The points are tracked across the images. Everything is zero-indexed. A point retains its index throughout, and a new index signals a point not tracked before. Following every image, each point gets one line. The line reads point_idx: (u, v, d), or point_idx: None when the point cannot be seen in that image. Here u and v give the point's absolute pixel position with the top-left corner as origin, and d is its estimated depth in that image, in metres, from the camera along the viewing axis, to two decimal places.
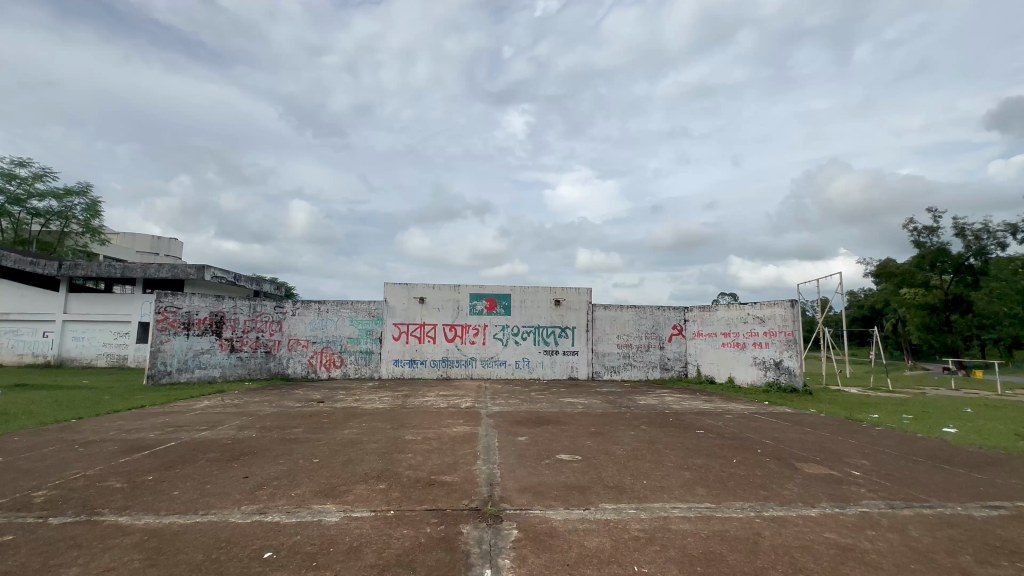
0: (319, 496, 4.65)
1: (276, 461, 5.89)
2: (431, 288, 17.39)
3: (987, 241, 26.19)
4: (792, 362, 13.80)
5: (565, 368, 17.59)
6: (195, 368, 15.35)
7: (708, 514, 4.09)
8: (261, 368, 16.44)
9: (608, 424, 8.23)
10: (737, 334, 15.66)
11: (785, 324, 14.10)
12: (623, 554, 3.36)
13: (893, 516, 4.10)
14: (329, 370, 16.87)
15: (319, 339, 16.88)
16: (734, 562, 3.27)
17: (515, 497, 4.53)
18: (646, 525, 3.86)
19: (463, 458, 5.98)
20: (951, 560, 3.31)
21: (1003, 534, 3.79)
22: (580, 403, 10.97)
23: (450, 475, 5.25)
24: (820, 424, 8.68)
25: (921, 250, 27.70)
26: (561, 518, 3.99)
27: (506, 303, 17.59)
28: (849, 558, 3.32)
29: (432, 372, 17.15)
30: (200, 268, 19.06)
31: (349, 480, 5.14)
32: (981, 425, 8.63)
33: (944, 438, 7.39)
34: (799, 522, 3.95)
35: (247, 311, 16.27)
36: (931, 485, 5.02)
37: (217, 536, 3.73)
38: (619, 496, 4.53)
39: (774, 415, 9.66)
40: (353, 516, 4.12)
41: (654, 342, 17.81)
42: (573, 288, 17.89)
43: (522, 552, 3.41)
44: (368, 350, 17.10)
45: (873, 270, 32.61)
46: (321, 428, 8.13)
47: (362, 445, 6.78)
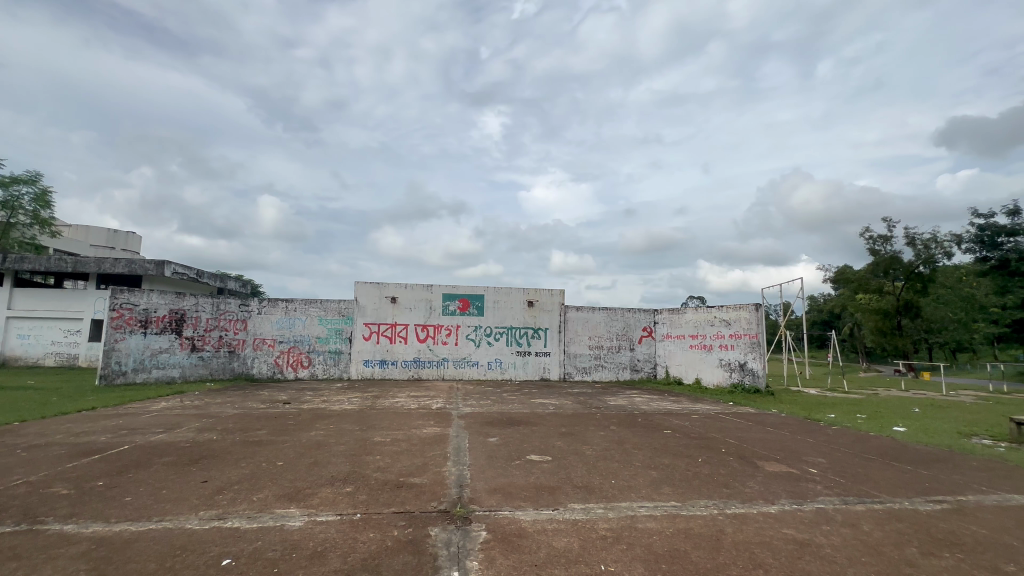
0: (282, 500, 4.50)
1: (238, 465, 5.69)
2: (403, 287, 17.18)
3: (936, 250, 27.54)
4: (755, 364, 14.29)
5: (537, 369, 17.68)
6: (152, 368, 14.68)
7: (673, 513, 4.18)
8: (223, 368, 15.85)
9: (578, 424, 8.34)
10: (704, 336, 16.08)
11: (750, 326, 14.59)
12: (589, 554, 3.39)
13: (847, 512, 4.28)
14: (296, 371, 16.43)
15: (286, 338, 16.43)
16: (697, 559, 3.34)
17: (484, 498, 4.52)
18: (614, 525, 3.91)
19: (433, 459, 5.94)
20: (898, 553, 3.47)
21: (946, 527, 4.01)
22: (551, 404, 11.06)
23: (419, 477, 5.20)
24: (781, 424, 8.98)
25: (876, 258, 28.96)
26: (530, 519, 4.00)
27: (479, 304, 17.52)
28: (806, 553, 3.45)
29: (403, 373, 16.93)
30: (160, 263, 18.25)
31: (315, 483, 5.02)
32: (929, 425, 9.10)
33: (894, 437, 7.73)
34: (759, 519, 4.07)
35: (209, 309, 15.66)
36: (883, 481, 5.27)
37: (172, 544, 3.57)
38: (588, 496, 4.57)
39: (738, 415, 9.95)
40: (318, 521, 4.02)
41: (625, 342, 18.09)
42: (546, 289, 17.98)
43: (490, 554, 3.39)
44: (337, 350, 16.75)
45: (832, 276, 33.97)
46: (285, 429, 7.89)
47: (329, 447, 6.62)
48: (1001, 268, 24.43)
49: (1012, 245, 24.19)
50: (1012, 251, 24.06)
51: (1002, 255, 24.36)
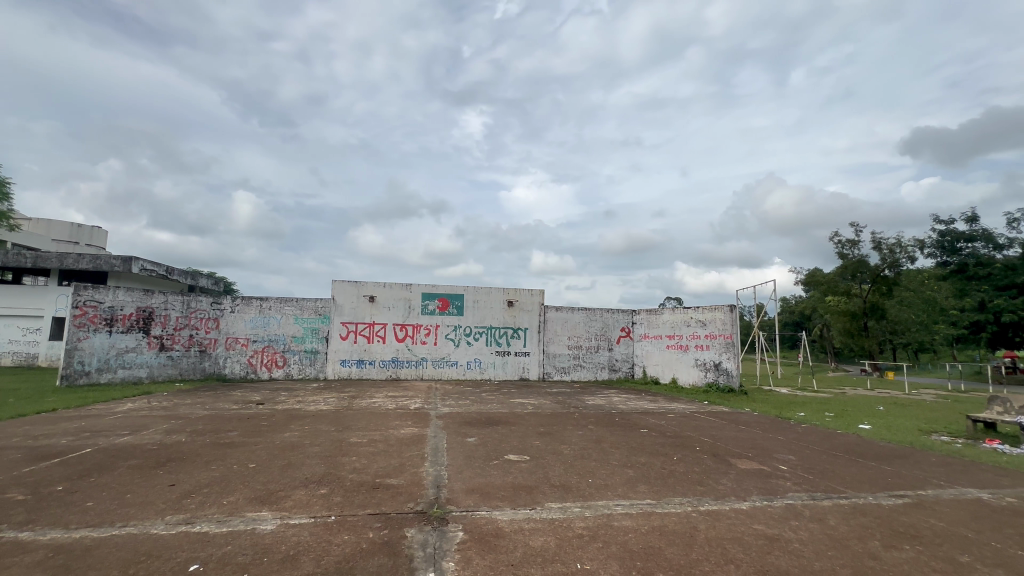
0: (254, 503, 4.40)
1: (208, 467, 5.53)
2: (382, 286, 17.00)
3: (900, 254, 28.64)
4: (730, 364, 14.64)
5: (516, 369, 17.70)
6: (118, 368, 14.14)
7: (649, 510, 4.24)
8: (194, 368, 15.39)
9: (556, 424, 8.36)
10: (681, 336, 16.37)
11: (725, 327, 14.96)
12: (566, 552, 3.41)
13: (815, 508, 4.41)
14: (270, 371, 16.08)
15: (260, 337, 16.07)
16: (671, 556, 3.39)
17: (462, 498, 4.50)
18: (590, 523, 3.94)
19: (410, 460, 5.89)
20: (862, 547, 3.60)
21: (907, 520, 4.18)
22: (529, 404, 11.07)
23: (396, 478, 5.14)
24: (752, 422, 9.21)
25: (844, 261, 29.99)
26: (507, 519, 3.99)
27: (459, 303, 17.44)
28: (775, 548, 3.54)
29: (381, 373, 16.73)
30: (127, 260, 17.58)
31: (288, 486, 4.91)
32: (892, 422, 9.46)
33: (860, 434, 8.00)
34: (731, 515, 4.16)
35: (179, 307, 15.18)
36: (848, 477, 5.46)
37: (137, 550, 3.45)
38: (565, 496, 4.60)
39: (712, 414, 10.13)
40: (291, 523, 3.94)
41: (604, 343, 18.27)
42: (526, 289, 18.02)
43: (466, 554, 3.38)
44: (313, 350, 16.44)
45: (803, 279, 34.98)
46: (258, 430, 7.70)
47: (304, 449, 6.49)
48: (960, 272, 25.67)
49: (971, 250, 25.53)
50: (970, 256, 25.47)
51: (961, 260, 25.69)
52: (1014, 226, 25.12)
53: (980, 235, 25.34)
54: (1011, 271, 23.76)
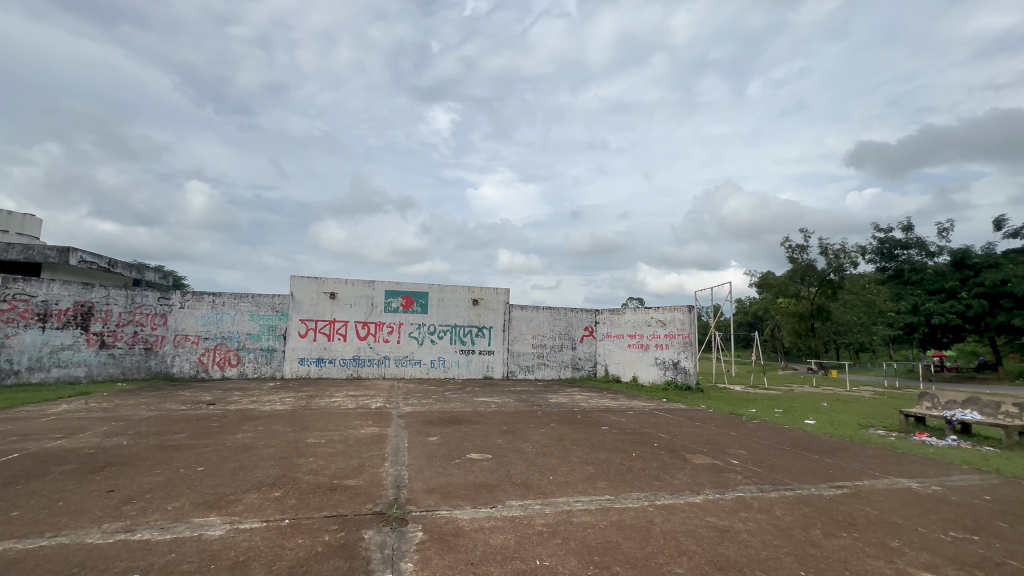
0: (202, 508, 4.19)
1: (152, 472, 5.22)
2: (343, 283, 16.58)
3: (844, 259, 30.47)
4: (688, 363, 15.19)
5: (480, 367, 17.66)
6: (52, 367, 13.11)
7: (607, 506, 4.33)
8: (138, 368, 14.50)
9: (519, 423, 8.38)
10: (642, 335, 16.79)
11: (684, 327, 15.51)
12: (526, 549, 3.42)
13: (762, 499, 4.63)
14: (223, 370, 15.41)
15: (212, 335, 15.38)
16: (628, 549, 3.48)
17: (422, 498, 4.45)
18: (550, 520, 3.98)
19: (370, 460, 5.76)
20: (805, 535, 3.79)
21: (845, 509, 4.44)
22: (493, 402, 11.06)
23: (355, 479, 5.02)
24: (708, 419, 9.54)
25: (794, 266, 31.59)
26: (467, 518, 3.97)
27: (422, 302, 17.22)
28: (725, 539, 3.69)
29: (342, 372, 16.31)
30: (63, 251, 16.32)
31: (239, 489, 4.70)
32: (834, 418, 10.04)
33: (805, 429, 8.45)
34: (685, 508, 4.31)
35: (122, 302, 14.28)
36: (793, 470, 5.76)
37: (69, 561, 3.22)
38: (526, 493, 4.63)
39: (670, 411, 10.42)
40: (241, 528, 3.78)
41: (567, 342, 18.48)
42: (491, 288, 17.99)
43: (425, 554, 3.34)
44: (269, 347, 15.84)
45: (756, 281, 36.60)
46: (208, 433, 7.33)
47: (257, 450, 6.24)
48: (897, 277, 27.99)
49: (906, 257, 28.02)
50: (905, 262, 27.94)
51: (898, 265, 28.21)
52: (944, 235, 27.29)
53: (914, 243, 27.85)
54: (940, 277, 25.63)
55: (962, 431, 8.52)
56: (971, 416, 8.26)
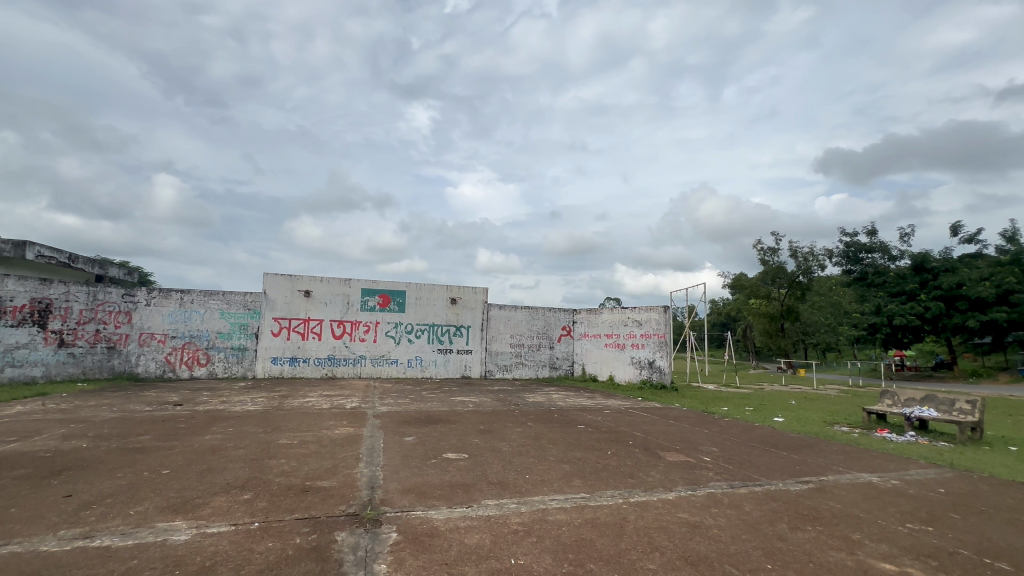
0: (167, 512, 4.05)
1: (113, 475, 5.01)
2: (319, 281, 16.27)
3: (812, 262, 31.47)
4: (663, 362, 15.51)
5: (458, 367, 17.59)
6: (6, 367, 12.47)
7: (583, 504, 4.37)
8: (100, 367, 13.89)
9: (496, 422, 8.36)
10: (618, 335, 17.00)
11: (659, 327, 15.83)
12: (501, 548, 3.43)
13: (732, 495, 4.74)
14: (191, 370, 14.93)
15: (180, 333, 14.88)
16: (602, 546, 3.52)
17: (397, 499, 4.40)
18: (526, 518, 3.99)
19: (344, 462, 5.66)
20: (772, 529, 3.91)
21: (811, 503, 4.59)
22: (470, 402, 11.03)
23: (328, 480, 4.93)
24: (682, 417, 9.71)
25: (766, 268, 32.48)
26: (442, 518, 3.95)
27: (400, 301, 17.04)
28: (696, 534, 3.77)
29: (316, 372, 15.99)
30: (19, 245, 15.52)
31: (207, 492, 4.56)
32: (802, 415, 10.37)
33: (774, 427, 8.70)
34: (658, 505, 4.39)
35: (84, 299, 13.68)
36: (762, 466, 5.92)
37: (20, 570, 3.06)
38: (502, 492, 4.63)
39: (645, 410, 10.58)
40: (207, 532, 3.67)
41: (545, 342, 18.56)
42: (470, 287, 17.93)
43: (400, 555, 3.31)
44: (241, 346, 15.42)
45: (730, 282, 37.46)
46: (174, 434, 7.09)
47: (226, 452, 6.07)
48: (862, 280, 29.09)
49: (870, 260, 29.10)
50: (869, 266, 29.08)
51: (863, 269, 29.28)
52: (906, 240, 28.47)
53: (878, 247, 28.95)
54: (901, 280, 26.79)
55: (920, 427, 8.92)
56: (928, 413, 8.65)
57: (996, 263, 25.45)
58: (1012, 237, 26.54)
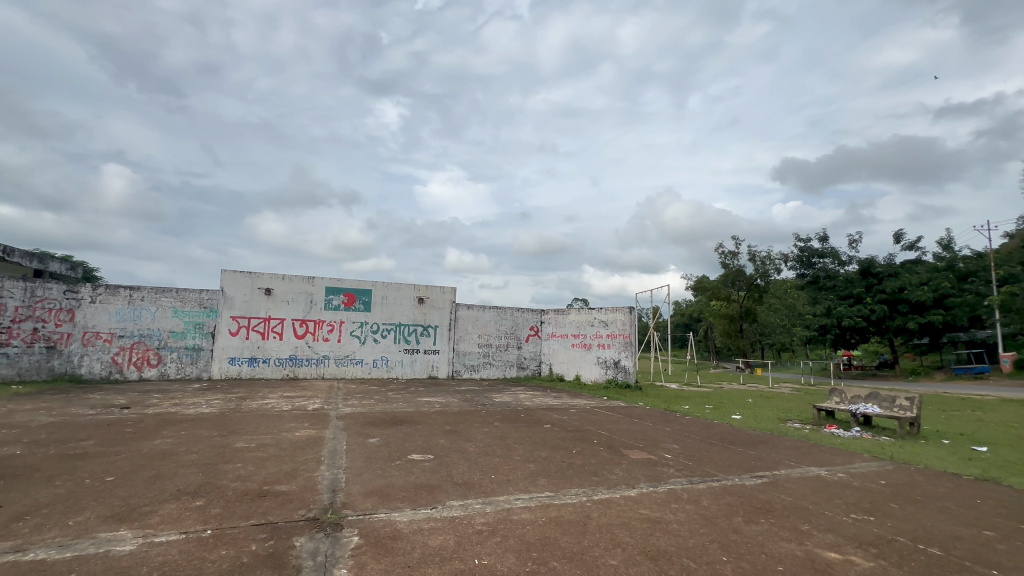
0: (110, 522, 3.82)
1: (50, 484, 4.68)
2: (280, 278, 15.74)
3: (769, 266, 32.71)
4: (628, 362, 15.87)
5: (425, 367, 17.40)
6: None
7: (547, 502, 4.40)
8: (38, 368, 13.00)
9: (463, 422, 8.32)
10: (585, 335, 17.24)
11: (625, 327, 16.18)
12: (465, 549, 3.41)
13: (691, 490, 4.90)
14: (140, 371, 14.15)
15: (129, 332, 14.09)
16: (565, 544, 3.56)
17: (359, 501, 4.31)
18: (490, 518, 3.99)
19: (304, 465, 5.49)
20: (728, 523, 4.06)
21: (765, 497, 4.78)
22: (437, 402, 10.94)
23: (287, 484, 4.78)
24: (645, 415, 9.93)
25: (726, 270, 33.57)
26: (406, 520, 3.90)
27: (366, 299, 16.70)
28: (656, 530, 3.87)
29: (276, 372, 15.46)
30: None
31: (155, 499, 4.34)
32: (758, 412, 10.80)
33: (732, 424, 9.02)
34: (620, 502, 4.47)
35: (19, 295, 12.78)
36: (720, 462, 6.14)
37: None
38: (467, 493, 4.62)
39: (611, 409, 10.76)
40: (155, 541, 3.49)
41: (513, 342, 18.60)
42: (437, 287, 17.77)
43: (361, 559, 3.24)
44: (195, 346, 14.73)
45: (693, 284, 38.51)
46: (121, 439, 6.71)
47: (177, 457, 5.78)
48: (814, 283, 30.59)
49: (822, 265, 30.62)
50: (821, 270, 30.53)
51: (815, 272, 30.78)
52: (854, 246, 30.14)
53: (829, 252, 30.54)
54: (850, 284, 28.29)
55: (864, 423, 9.45)
56: (872, 409, 9.18)
57: (933, 269, 27.25)
58: (948, 245, 28.57)
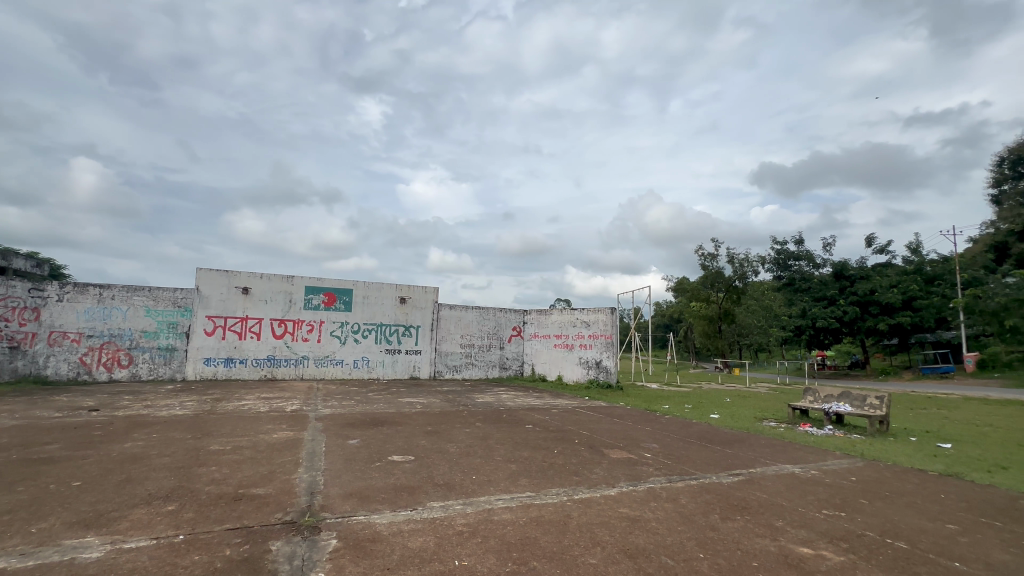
0: (76, 528, 3.69)
1: (12, 490, 4.49)
2: (258, 277, 15.42)
3: (747, 268, 33.24)
4: (609, 362, 16.02)
5: (406, 367, 17.26)
6: None
7: (528, 502, 4.41)
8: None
9: (444, 423, 8.29)
10: (567, 336, 17.35)
11: (606, 328, 16.32)
12: (445, 550, 3.39)
13: (670, 489, 4.97)
14: (110, 372, 13.70)
15: (98, 332, 13.63)
16: (546, 544, 3.57)
17: (338, 504, 4.25)
18: (471, 519, 3.97)
19: (281, 467, 5.39)
20: (705, 520, 4.13)
21: (741, 495, 4.88)
22: (418, 403, 10.85)
23: (264, 487, 4.69)
24: (625, 415, 10.03)
25: (705, 272, 34.07)
26: (385, 522, 3.86)
27: (346, 299, 16.48)
28: (636, 528, 3.91)
29: (254, 373, 15.15)
30: None
31: (124, 505, 4.20)
32: (735, 412, 11.00)
33: (710, 423, 9.16)
34: (601, 501, 4.51)
35: None
36: (698, 460, 6.25)
37: None
38: (448, 493, 4.60)
39: (592, 409, 10.83)
40: (124, 548, 3.38)
41: (495, 342, 18.58)
42: (419, 287, 17.65)
43: (339, 562, 3.20)
44: (169, 347, 14.33)
45: (673, 285, 39.01)
46: (88, 442, 6.48)
47: (148, 460, 5.61)
48: (790, 285, 31.32)
49: (798, 267, 31.36)
50: (797, 272, 31.16)
51: (791, 274, 31.48)
52: (828, 249, 30.93)
53: (804, 255, 31.32)
54: (824, 286, 29.06)
55: (836, 421, 9.72)
56: (844, 408, 9.46)
57: (903, 272, 28.18)
58: (916, 249, 29.59)
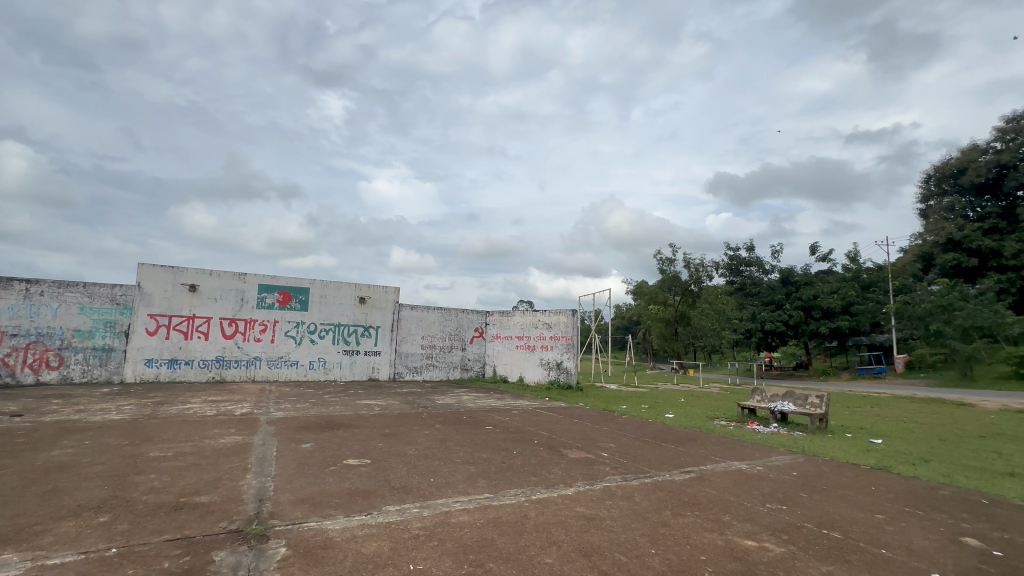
0: None
1: None
2: (207, 274, 14.65)
3: (702, 273, 34.67)
4: (570, 363, 16.25)
5: (364, 368, 16.86)
6: None
7: (485, 504, 4.40)
8: None
9: (403, 425, 8.18)
10: (529, 337, 17.46)
11: (567, 329, 16.53)
12: (400, 555, 3.34)
13: (624, 487, 5.09)
14: (38, 374, 12.65)
15: (24, 331, 12.56)
16: (502, 545, 3.57)
17: (288, 510, 4.10)
18: (427, 522, 3.93)
19: (228, 474, 5.14)
20: (658, 517, 4.25)
21: (692, 491, 5.06)
22: (376, 405, 10.63)
23: (208, 495, 4.46)
24: (584, 415, 10.21)
25: (663, 276, 35.23)
26: (338, 528, 3.75)
27: (302, 298, 15.92)
28: (591, 526, 3.98)
29: (200, 375, 14.39)
30: None
31: (49, 518, 3.89)
32: (689, 411, 11.38)
33: (665, 423, 9.42)
34: (558, 501, 4.56)
35: None
36: (652, 459, 6.43)
37: None
38: (404, 497, 4.52)
39: (551, 410, 10.96)
40: (47, 565, 3.13)
41: (457, 343, 18.46)
42: (380, 286, 17.28)
43: (288, 571, 3.08)
44: (106, 347, 13.39)
45: (633, 288, 40.09)
46: (9, 451, 5.95)
47: (77, 469, 5.21)
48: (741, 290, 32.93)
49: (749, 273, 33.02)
50: (748, 277, 32.93)
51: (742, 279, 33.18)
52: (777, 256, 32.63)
53: (755, 262, 33.00)
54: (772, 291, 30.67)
55: (781, 419, 10.25)
56: (788, 407, 9.98)
57: (842, 279, 30.12)
58: (854, 257, 31.70)
